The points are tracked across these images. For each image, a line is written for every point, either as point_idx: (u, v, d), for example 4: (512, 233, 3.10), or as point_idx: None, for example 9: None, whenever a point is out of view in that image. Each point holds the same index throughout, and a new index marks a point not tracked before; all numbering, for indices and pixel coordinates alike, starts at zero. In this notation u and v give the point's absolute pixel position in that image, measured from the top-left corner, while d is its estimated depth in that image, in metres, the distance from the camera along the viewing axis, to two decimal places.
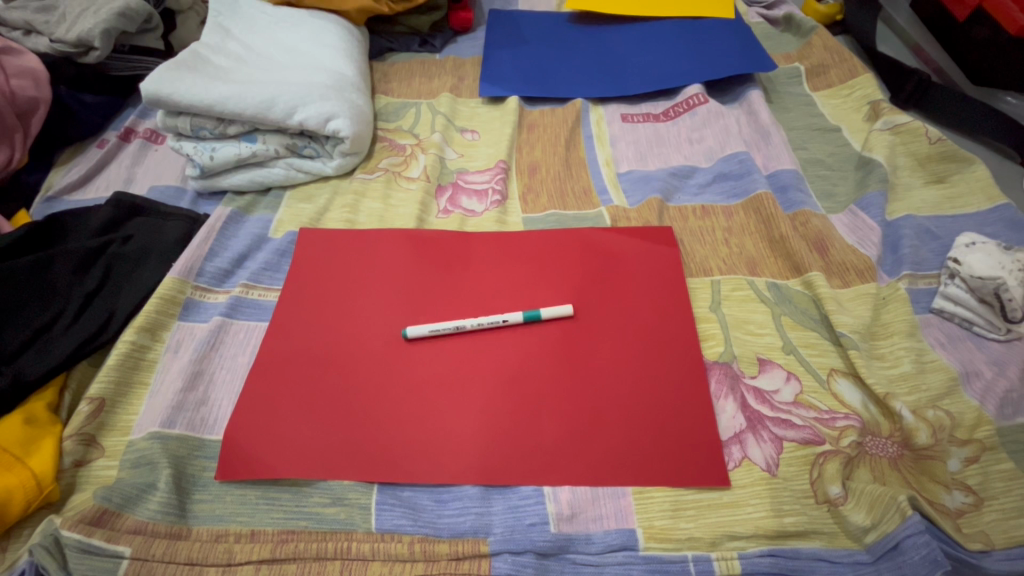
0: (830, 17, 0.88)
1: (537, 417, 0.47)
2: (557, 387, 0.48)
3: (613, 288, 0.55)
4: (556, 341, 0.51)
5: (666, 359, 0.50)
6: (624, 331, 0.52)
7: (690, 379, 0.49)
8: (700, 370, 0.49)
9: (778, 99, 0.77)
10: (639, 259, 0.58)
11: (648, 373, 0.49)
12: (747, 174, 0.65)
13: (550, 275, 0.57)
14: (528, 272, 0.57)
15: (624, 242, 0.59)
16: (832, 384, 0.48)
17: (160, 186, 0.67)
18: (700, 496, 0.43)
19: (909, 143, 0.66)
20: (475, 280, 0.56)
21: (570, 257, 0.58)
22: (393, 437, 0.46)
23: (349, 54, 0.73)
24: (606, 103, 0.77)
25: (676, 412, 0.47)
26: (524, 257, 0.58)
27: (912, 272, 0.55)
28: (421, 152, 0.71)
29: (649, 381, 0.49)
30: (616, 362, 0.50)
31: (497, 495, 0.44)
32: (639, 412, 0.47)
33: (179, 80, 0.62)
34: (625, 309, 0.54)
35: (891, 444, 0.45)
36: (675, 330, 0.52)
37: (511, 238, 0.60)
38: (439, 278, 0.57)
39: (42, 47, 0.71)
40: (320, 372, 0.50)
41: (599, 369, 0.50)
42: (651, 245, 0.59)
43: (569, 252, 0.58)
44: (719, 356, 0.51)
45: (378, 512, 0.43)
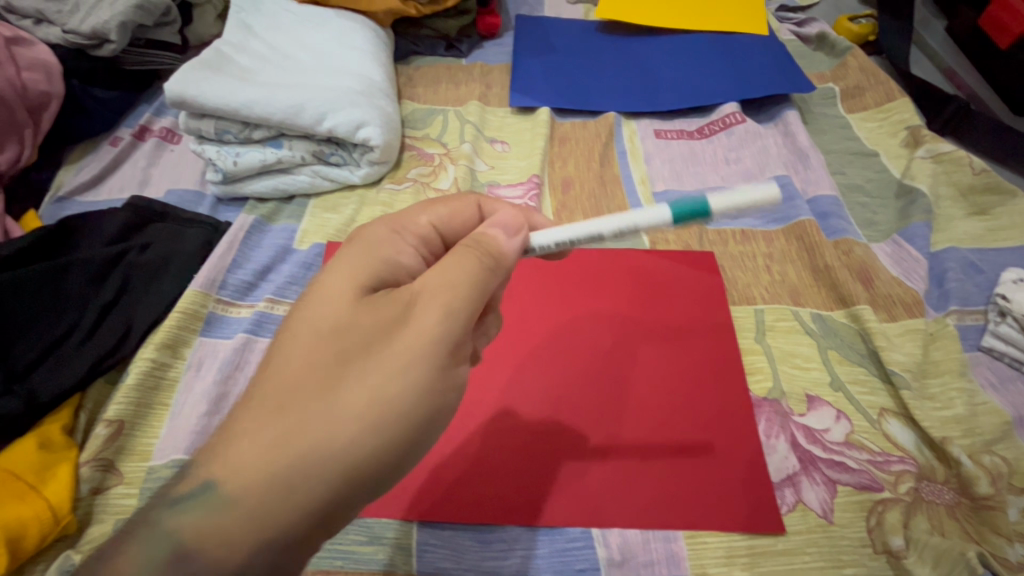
0: (861, 37, 0.86)
1: (553, 462, 0.45)
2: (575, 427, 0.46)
3: (639, 322, 0.53)
4: (575, 378, 0.49)
5: (699, 391, 0.49)
6: (647, 368, 0.50)
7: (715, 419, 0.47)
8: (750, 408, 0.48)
9: (813, 120, 0.75)
10: (674, 288, 0.56)
11: (665, 412, 0.48)
12: (790, 200, 0.63)
13: (577, 306, 0.54)
14: (556, 301, 0.54)
15: (663, 267, 0.57)
16: (884, 425, 0.47)
17: (178, 190, 0.64)
18: (754, 543, 0.41)
19: (951, 172, 0.64)
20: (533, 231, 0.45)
21: (601, 288, 0.55)
22: (414, 467, 0.44)
23: (377, 57, 0.71)
24: (638, 117, 0.75)
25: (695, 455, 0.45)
26: (550, 285, 0.55)
27: (959, 308, 0.54)
28: (450, 162, 0.68)
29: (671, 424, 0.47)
30: (642, 399, 0.48)
31: (542, 536, 0.42)
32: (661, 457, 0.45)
33: (204, 81, 0.59)
34: (650, 345, 0.52)
35: (947, 491, 0.44)
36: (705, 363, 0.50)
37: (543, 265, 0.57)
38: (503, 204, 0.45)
39: (53, 37, 0.67)
40: None
41: (617, 409, 0.48)
42: (691, 268, 0.57)
43: (599, 282, 0.56)
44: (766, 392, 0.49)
45: (419, 553, 0.41)
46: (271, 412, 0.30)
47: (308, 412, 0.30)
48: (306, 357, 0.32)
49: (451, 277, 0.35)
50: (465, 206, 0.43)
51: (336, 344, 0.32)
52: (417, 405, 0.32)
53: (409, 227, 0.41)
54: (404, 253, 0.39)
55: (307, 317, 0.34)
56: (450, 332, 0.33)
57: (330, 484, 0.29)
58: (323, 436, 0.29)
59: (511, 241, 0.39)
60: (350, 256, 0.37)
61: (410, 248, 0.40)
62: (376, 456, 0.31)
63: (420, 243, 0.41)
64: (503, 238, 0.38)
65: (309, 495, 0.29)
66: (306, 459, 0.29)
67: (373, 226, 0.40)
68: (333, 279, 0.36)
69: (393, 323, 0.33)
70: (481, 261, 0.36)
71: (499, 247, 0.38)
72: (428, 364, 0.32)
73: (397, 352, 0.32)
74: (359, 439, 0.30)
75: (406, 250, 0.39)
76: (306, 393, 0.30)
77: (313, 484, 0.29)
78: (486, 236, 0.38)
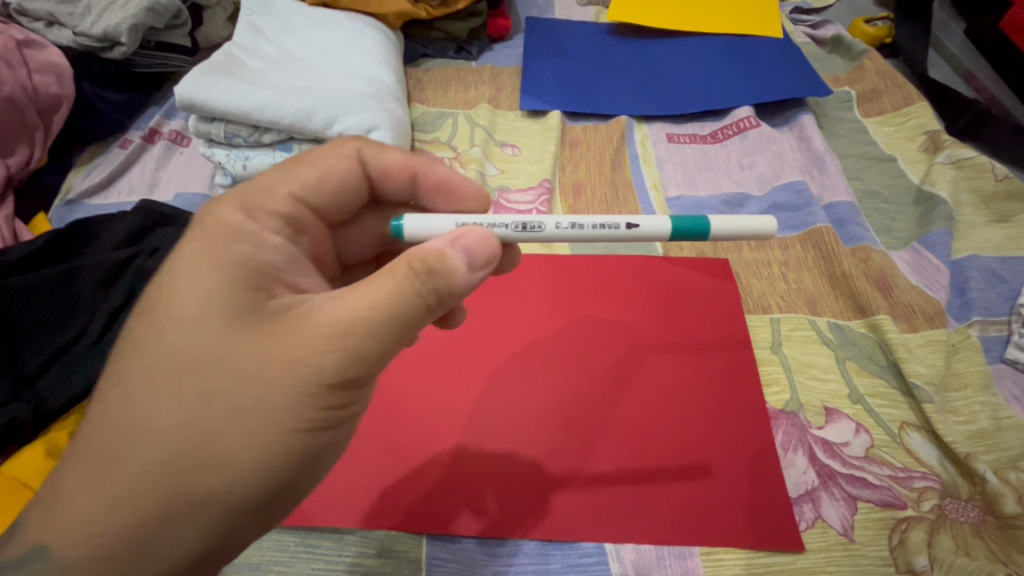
0: (878, 39, 0.85)
1: (523, 464, 0.45)
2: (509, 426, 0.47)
3: (593, 325, 0.53)
4: (520, 378, 0.49)
5: (710, 404, 0.48)
6: (588, 374, 0.49)
7: (649, 431, 0.46)
8: (697, 429, 0.46)
9: (828, 124, 0.74)
10: (639, 293, 0.55)
11: (598, 419, 0.47)
12: (806, 206, 0.62)
13: (584, 313, 0.53)
14: (524, 296, 0.55)
15: (640, 268, 0.57)
16: (904, 439, 0.46)
17: (187, 194, 0.64)
18: (772, 561, 0.41)
19: (972, 179, 0.63)
20: (429, 186, 0.44)
21: (565, 288, 0.55)
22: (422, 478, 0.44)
23: (387, 60, 0.70)
24: (650, 121, 0.74)
25: (620, 467, 0.44)
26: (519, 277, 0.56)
27: (982, 318, 0.53)
28: (460, 167, 0.68)
29: (602, 433, 0.46)
30: (652, 411, 0.47)
31: (555, 551, 0.41)
32: (583, 468, 0.44)
33: (214, 85, 0.59)
34: (598, 351, 0.51)
35: (971, 509, 0.42)
36: (653, 375, 0.49)
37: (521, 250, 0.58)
38: (399, 159, 0.43)
39: (65, 40, 0.66)
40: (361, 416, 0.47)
41: (550, 415, 0.47)
42: (666, 270, 0.57)
43: (565, 281, 0.55)
44: (711, 407, 0.48)
45: (429, 567, 0.40)
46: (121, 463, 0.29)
47: (178, 464, 0.29)
48: (163, 401, 0.30)
49: (352, 308, 0.31)
50: (339, 168, 0.41)
51: (203, 383, 0.30)
52: (304, 445, 0.31)
53: (267, 206, 0.38)
54: (273, 249, 0.36)
55: (169, 347, 0.31)
56: (342, 369, 0.31)
57: (208, 529, 0.29)
58: (197, 487, 0.29)
59: (471, 275, 0.34)
60: (203, 267, 0.33)
61: (279, 242, 0.36)
62: (257, 501, 0.30)
63: (282, 222, 0.38)
64: (463, 270, 0.33)
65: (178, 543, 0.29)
66: (179, 508, 0.29)
67: (223, 207, 0.36)
68: (191, 296, 0.32)
69: (273, 358, 0.30)
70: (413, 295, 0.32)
71: (451, 282, 0.32)
72: (311, 403, 0.31)
73: (273, 392, 0.30)
74: (236, 487, 0.29)
75: (273, 243, 0.36)
76: (170, 440, 0.29)
77: (192, 532, 0.29)
78: (443, 261, 0.32)
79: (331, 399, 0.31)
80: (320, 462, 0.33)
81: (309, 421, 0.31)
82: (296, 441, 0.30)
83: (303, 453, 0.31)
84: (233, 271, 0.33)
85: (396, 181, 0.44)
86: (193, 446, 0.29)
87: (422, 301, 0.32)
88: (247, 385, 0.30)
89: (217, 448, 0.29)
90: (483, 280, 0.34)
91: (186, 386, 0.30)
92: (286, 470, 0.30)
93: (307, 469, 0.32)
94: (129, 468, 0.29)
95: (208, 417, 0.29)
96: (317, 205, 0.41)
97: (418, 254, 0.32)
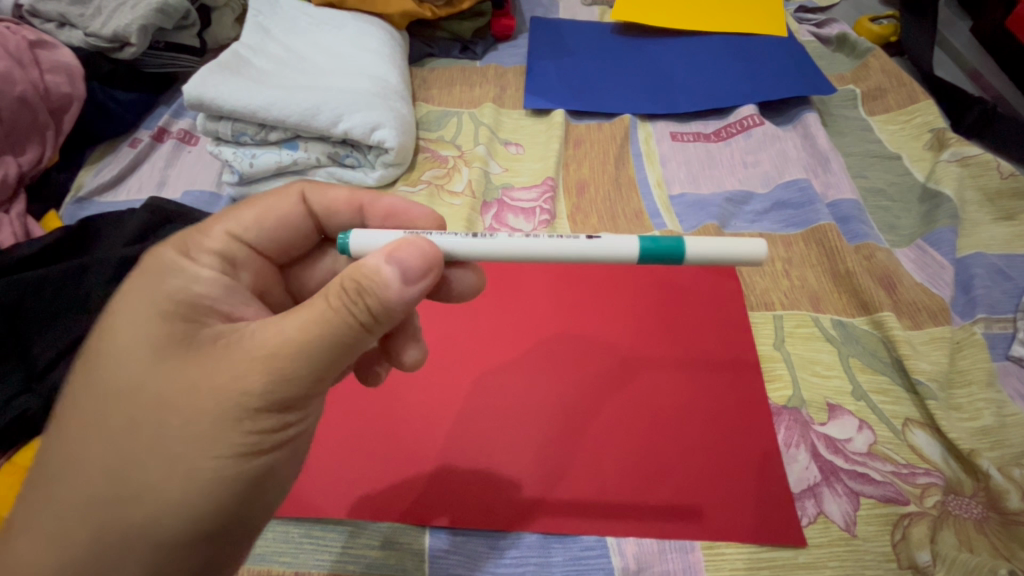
0: (883, 38, 0.85)
1: (523, 462, 0.46)
2: (461, 443, 0.47)
3: (548, 340, 0.53)
4: (474, 394, 0.49)
5: (701, 410, 0.48)
6: (541, 390, 0.50)
7: (599, 447, 0.46)
8: (648, 445, 0.46)
9: (833, 122, 0.74)
10: (597, 306, 0.55)
11: (547, 435, 0.47)
12: (810, 204, 0.62)
13: (583, 313, 0.55)
14: (486, 312, 0.55)
15: (603, 280, 0.57)
16: (908, 436, 0.46)
17: (194, 191, 0.65)
18: (775, 556, 0.41)
19: (977, 176, 0.62)
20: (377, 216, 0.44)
21: (526, 298, 0.56)
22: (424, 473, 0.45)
23: (392, 59, 0.71)
24: (654, 119, 0.74)
25: (573, 478, 0.45)
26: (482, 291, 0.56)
27: (986, 316, 0.53)
28: (464, 164, 0.68)
29: (551, 449, 0.46)
30: (648, 409, 0.48)
31: (556, 544, 0.42)
32: (531, 481, 0.45)
33: (222, 83, 0.60)
34: (552, 365, 0.51)
35: (975, 505, 0.42)
36: (605, 391, 0.49)
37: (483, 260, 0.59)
38: (339, 190, 0.43)
39: (76, 40, 0.67)
40: (366, 412, 0.48)
41: (520, 416, 0.48)
42: (634, 278, 0.57)
43: (554, 282, 0.57)
44: (665, 424, 0.47)
45: (432, 559, 0.41)
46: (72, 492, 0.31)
47: (112, 496, 0.30)
48: (103, 432, 0.31)
49: (276, 335, 0.32)
50: (278, 205, 0.42)
51: (132, 415, 0.31)
52: (235, 470, 0.31)
53: (202, 244, 0.39)
54: (205, 281, 0.37)
55: (103, 381, 0.32)
56: (264, 391, 0.31)
57: (143, 562, 0.30)
58: (129, 518, 0.30)
59: (409, 288, 0.33)
60: (139, 303, 0.34)
61: (210, 273, 0.38)
62: (189, 531, 0.31)
63: (219, 258, 0.39)
64: (397, 285, 0.33)
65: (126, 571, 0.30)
66: (113, 541, 0.30)
67: (165, 248, 0.38)
68: (126, 328, 0.33)
69: (195, 386, 0.31)
70: (343, 313, 0.32)
71: (384, 297, 0.32)
72: (234, 427, 0.31)
73: (196, 420, 0.30)
74: (166, 518, 0.30)
75: (205, 275, 0.37)
76: (104, 473, 0.30)
77: (128, 566, 0.30)
78: (377, 276, 0.32)
79: (256, 422, 0.31)
80: (258, 488, 0.33)
81: (236, 447, 0.31)
82: (225, 467, 0.31)
83: (234, 480, 0.31)
84: (165, 305, 0.34)
85: (342, 214, 0.44)
86: (125, 479, 0.30)
87: (354, 319, 0.32)
88: (171, 414, 0.31)
89: (144, 478, 0.30)
90: (423, 291, 0.34)
91: (117, 418, 0.31)
92: (216, 497, 0.31)
93: (243, 494, 0.32)
94: (70, 502, 0.30)
95: (136, 447, 0.30)
96: (258, 242, 0.41)
97: (354, 272, 0.32)
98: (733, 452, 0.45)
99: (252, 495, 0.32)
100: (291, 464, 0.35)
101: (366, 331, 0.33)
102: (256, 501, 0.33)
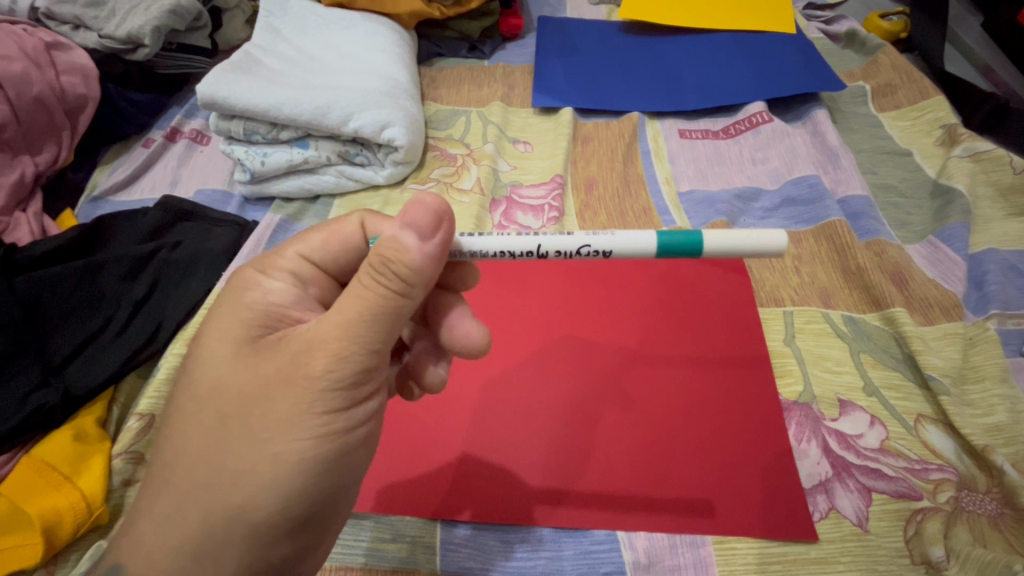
0: (893, 34, 0.84)
1: (540, 455, 0.46)
2: (504, 434, 0.47)
3: (580, 331, 0.53)
4: (513, 386, 0.50)
5: (727, 401, 0.48)
6: (579, 380, 0.50)
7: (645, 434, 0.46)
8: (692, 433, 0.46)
9: (842, 119, 0.74)
10: (634, 299, 0.56)
11: (590, 424, 0.47)
12: (819, 200, 0.62)
13: (597, 310, 0.55)
14: (498, 307, 0.56)
15: (636, 273, 0.58)
16: (920, 432, 0.46)
17: (206, 190, 0.66)
18: (787, 550, 0.41)
19: (990, 172, 0.62)
20: None
21: (537, 294, 0.56)
22: (440, 466, 0.46)
23: (401, 59, 0.71)
24: (662, 117, 0.74)
25: (592, 471, 0.45)
26: (495, 290, 0.57)
27: (1000, 312, 0.52)
28: (473, 163, 0.68)
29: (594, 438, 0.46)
30: (664, 403, 0.48)
31: (567, 538, 0.42)
32: (550, 473, 0.45)
33: (235, 83, 0.60)
34: (590, 356, 0.52)
35: (989, 501, 0.42)
36: (644, 381, 0.50)
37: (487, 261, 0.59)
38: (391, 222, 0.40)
39: (90, 42, 0.68)
40: None
41: (532, 410, 0.48)
42: (650, 275, 0.58)
43: (566, 278, 0.57)
44: (696, 411, 0.48)
45: (443, 552, 0.42)
46: (173, 483, 0.32)
47: (209, 483, 0.31)
48: (197, 427, 0.33)
49: (325, 323, 0.32)
50: (344, 229, 0.40)
51: (221, 406, 0.32)
52: (315, 451, 0.32)
53: (277, 263, 0.39)
54: (278, 291, 0.38)
55: (196, 379, 0.34)
56: (330, 370, 0.31)
57: (241, 544, 0.31)
58: (225, 503, 0.31)
59: (429, 244, 0.33)
60: (220, 314, 0.37)
61: (282, 283, 0.38)
62: (279, 513, 0.32)
63: (292, 276, 0.39)
64: (416, 244, 0.33)
65: (228, 555, 0.31)
66: (214, 526, 0.31)
67: (243, 270, 0.40)
68: (212, 334, 0.36)
69: (266, 374, 0.32)
70: (380, 286, 0.32)
71: (410, 258, 0.33)
72: (305, 409, 0.31)
73: (274, 405, 0.31)
74: (259, 500, 0.31)
75: (277, 285, 0.38)
76: (200, 463, 0.32)
77: (229, 549, 0.31)
78: (397, 244, 0.33)
79: (328, 402, 0.32)
80: (340, 468, 0.33)
81: (314, 428, 0.31)
82: (306, 448, 0.31)
83: (316, 461, 0.32)
84: (245, 314, 0.36)
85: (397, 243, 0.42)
86: (218, 467, 0.31)
87: (387, 290, 0.32)
88: (254, 403, 0.32)
89: (235, 465, 0.31)
90: (444, 243, 0.34)
91: (204, 416, 0.33)
92: (294, 485, 0.31)
93: (321, 484, 0.33)
94: (172, 493, 0.32)
95: (227, 436, 0.32)
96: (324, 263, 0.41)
97: (376, 248, 0.33)
98: (766, 438, 0.46)
99: (334, 476, 0.33)
100: (365, 451, 0.35)
101: (404, 298, 0.33)
102: (341, 482, 0.34)
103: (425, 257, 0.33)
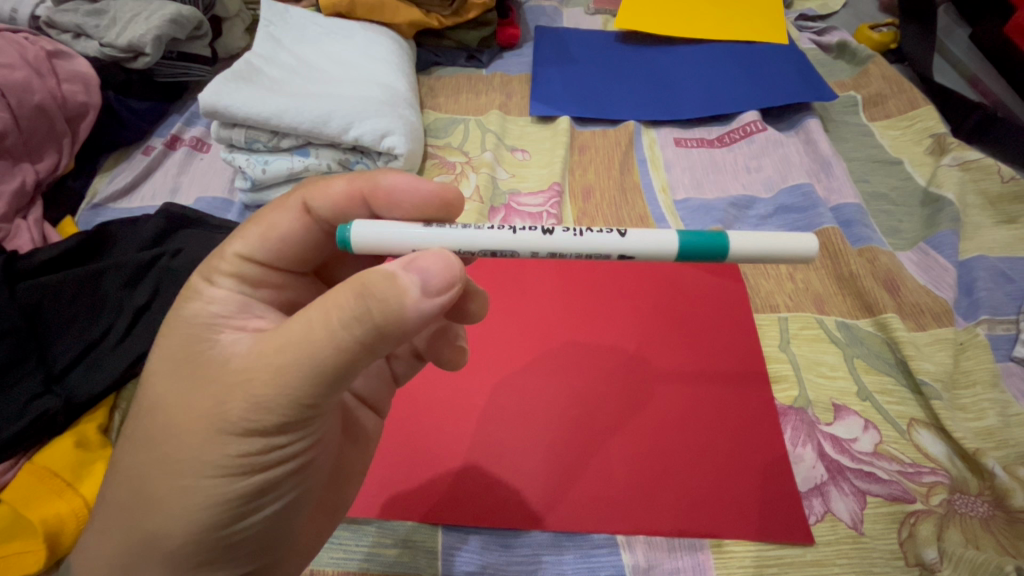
0: (883, 45, 0.86)
1: (535, 462, 0.47)
2: (503, 440, 0.48)
3: (573, 344, 0.54)
4: (495, 400, 0.50)
5: (689, 417, 0.48)
6: (569, 395, 0.50)
7: (602, 461, 0.46)
8: (672, 454, 0.46)
9: (834, 128, 0.75)
10: (625, 308, 0.56)
11: (581, 433, 0.48)
12: (813, 208, 0.63)
13: (592, 318, 0.56)
14: (497, 314, 0.56)
15: (624, 283, 0.58)
16: (913, 436, 0.47)
17: (207, 198, 0.66)
18: (783, 553, 0.41)
19: (978, 180, 0.63)
20: None
21: (535, 300, 0.57)
22: (433, 473, 0.46)
23: (401, 69, 0.72)
24: (657, 126, 0.75)
25: (587, 477, 0.46)
26: (492, 297, 0.57)
27: (990, 317, 0.53)
28: (471, 170, 0.69)
29: (582, 451, 0.47)
30: (659, 410, 0.49)
31: (568, 542, 0.43)
32: (546, 479, 0.46)
33: (236, 93, 0.61)
34: (578, 370, 0.52)
35: (981, 504, 0.43)
36: (634, 391, 0.50)
37: (482, 263, 0.60)
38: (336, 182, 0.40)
39: (92, 50, 0.68)
40: None
41: (530, 417, 0.49)
42: (637, 286, 0.58)
43: (562, 285, 0.58)
44: (689, 419, 0.48)
45: (445, 557, 0.42)
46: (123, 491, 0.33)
47: (144, 500, 0.32)
48: (141, 440, 0.33)
49: (260, 345, 0.32)
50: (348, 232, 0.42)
51: (158, 429, 0.33)
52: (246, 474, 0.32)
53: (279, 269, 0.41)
54: (220, 301, 0.38)
55: (147, 396, 0.35)
56: (255, 410, 0.31)
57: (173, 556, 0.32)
58: (153, 522, 0.32)
59: (427, 301, 0.31)
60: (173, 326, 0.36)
61: (224, 291, 0.38)
62: (211, 527, 0.32)
63: (238, 280, 0.39)
64: (414, 294, 0.31)
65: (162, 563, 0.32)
66: (141, 542, 0.32)
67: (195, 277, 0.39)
68: (162, 347, 0.36)
69: (200, 394, 0.32)
70: (343, 311, 0.30)
71: (399, 305, 0.30)
72: (228, 445, 0.31)
73: (200, 440, 0.32)
74: (188, 522, 0.32)
75: (219, 294, 0.38)
76: (138, 479, 0.33)
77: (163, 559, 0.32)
78: (393, 286, 0.31)
79: (255, 437, 0.31)
80: (272, 490, 0.33)
81: (245, 454, 0.32)
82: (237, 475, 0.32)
83: (242, 490, 0.32)
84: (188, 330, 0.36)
85: None
86: (154, 487, 0.32)
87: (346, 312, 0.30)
88: (182, 431, 0.32)
89: (168, 487, 0.32)
90: (440, 307, 0.32)
91: (145, 431, 0.33)
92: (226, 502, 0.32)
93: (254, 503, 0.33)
94: (122, 502, 0.33)
95: (163, 454, 0.32)
96: (282, 261, 0.41)
97: (364, 282, 0.31)
98: (725, 453, 0.46)
99: (255, 510, 0.33)
100: (308, 471, 0.35)
101: (363, 346, 0.31)
102: (276, 499, 0.34)
103: (415, 308, 0.31)
